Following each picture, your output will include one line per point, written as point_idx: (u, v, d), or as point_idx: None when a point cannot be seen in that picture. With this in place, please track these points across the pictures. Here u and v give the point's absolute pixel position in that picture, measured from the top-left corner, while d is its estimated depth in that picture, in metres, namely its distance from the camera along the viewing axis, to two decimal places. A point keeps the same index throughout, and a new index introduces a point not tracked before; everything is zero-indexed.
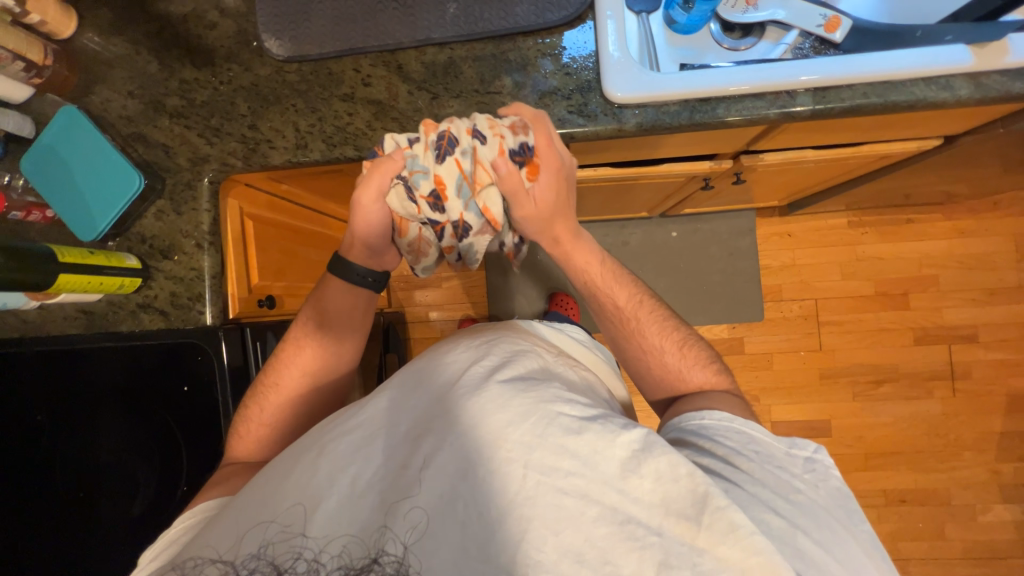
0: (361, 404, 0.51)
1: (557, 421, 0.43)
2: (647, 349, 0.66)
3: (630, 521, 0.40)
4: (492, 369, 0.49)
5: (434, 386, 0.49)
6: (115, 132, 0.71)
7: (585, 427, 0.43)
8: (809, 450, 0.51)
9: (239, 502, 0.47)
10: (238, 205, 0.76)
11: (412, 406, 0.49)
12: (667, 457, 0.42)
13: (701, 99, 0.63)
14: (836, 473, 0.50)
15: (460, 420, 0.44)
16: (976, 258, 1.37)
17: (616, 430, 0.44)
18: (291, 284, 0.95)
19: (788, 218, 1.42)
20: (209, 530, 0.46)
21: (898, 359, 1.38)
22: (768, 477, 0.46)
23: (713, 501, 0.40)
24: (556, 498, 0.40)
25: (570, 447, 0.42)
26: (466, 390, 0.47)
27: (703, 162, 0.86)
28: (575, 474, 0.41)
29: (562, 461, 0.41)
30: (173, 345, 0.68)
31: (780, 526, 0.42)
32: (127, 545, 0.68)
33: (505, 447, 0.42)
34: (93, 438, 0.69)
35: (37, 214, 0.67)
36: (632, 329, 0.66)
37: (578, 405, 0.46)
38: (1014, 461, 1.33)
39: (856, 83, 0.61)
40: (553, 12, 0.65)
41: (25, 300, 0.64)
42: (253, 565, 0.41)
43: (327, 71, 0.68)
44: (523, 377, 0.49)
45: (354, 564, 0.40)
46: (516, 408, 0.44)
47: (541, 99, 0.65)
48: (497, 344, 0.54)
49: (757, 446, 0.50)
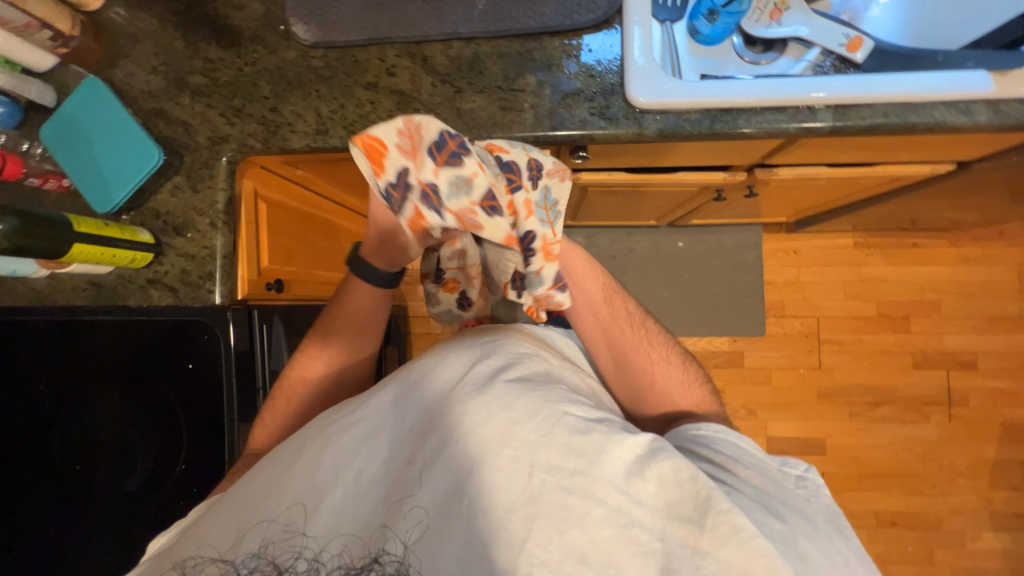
0: (365, 395, 0.50)
1: (563, 421, 0.44)
2: (653, 360, 0.66)
3: (634, 524, 0.40)
4: (498, 369, 0.49)
5: (437, 382, 0.49)
6: (136, 106, 0.71)
7: (592, 428, 0.44)
8: (800, 469, 0.51)
9: (239, 493, 0.47)
10: (253, 186, 0.76)
11: (415, 401, 0.48)
12: (671, 462, 0.43)
13: (721, 109, 0.63)
14: (826, 491, 0.50)
15: (466, 417, 0.44)
16: (979, 286, 1.38)
17: (621, 433, 0.44)
18: (301, 271, 0.96)
19: (794, 235, 1.43)
20: (206, 526, 0.45)
21: (897, 382, 1.38)
22: (765, 485, 0.47)
23: (716, 504, 0.40)
24: (561, 497, 0.40)
25: (575, 447, 0.42)
26: (471, 388, 0.47)
27: (718, 172, 0.86)
28: (580, 474, 0.41)
29: (567, 461, 0.41)
30: (179, 322, 0.68)
31: (781, 530, 0.42)
32: (119, 518, 0.68)
33: (511, 446, 0.42)
34: (91, 411, 0.69)
35: (53, 182, 0.66)
36: (641, 338, 0.67)
37: (584, 406, 0.47)
38: (1006, 490, 1.33)
39: (877, 102, 0.61)
40: (581, 14, 0.66)
41: (35, 269, 0.64)
42: (253, 564, 0.41)
43: (353, 59, 0.68)
44: (528, 378, 0.49)
45: (355, 564, 0.41)
46: (522, 407, 0.44)
47: (564, 99, 0.65)
48: (502, 344, 0.54)
49: (752, 457, 0.51)
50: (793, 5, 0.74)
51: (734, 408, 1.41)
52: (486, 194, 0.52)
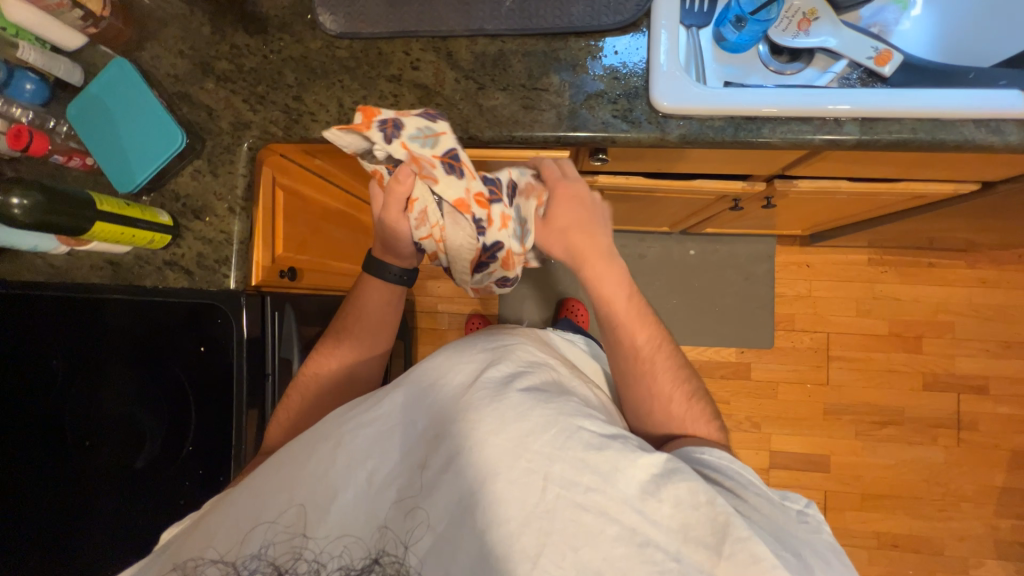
0: (377, 396, 0.50)
1: (578, 435, 0.43)
2: (656, 390, 0.63)
3: (649, 543, 0.39)
4: (510, 377, 0.49)
5: (450, 387, 0.49)
6: (161, 89, 0.71)
7: (606, 444, 0.43)
8: (801, 505, 0.50)
9: (246, 489, 0.47)
10: (271, 174, 0.76)
11: (427, 406, 0.48)
12: (687, 485, 0.42)
13: (746, 117, 0.62)
14: (827, 529, 0.49)
15: (479, 425, 0.43)
16: (995, 309, 1.36)
17: (636, 451, 0.44)
18: (314, 261, 0.96)
19: (808, 249, 1.41)
20: (208, 525, 0.45)
21: (905, 402, 1.36)
22: (775, 514, 0.47)
23: (735, 532, 0.40)
24: (574, 513, 0.40)
25: (590, 462, 0.42)
26: (485, 395, 0.46)
27: (737, 181, 0.85)
28: (593, 490, 0.41)
29: (581, 476, 0.41)
30: (193, 305, 0.69)
31: (798, 564, 0.41)
32: (124, 496, 0.68)
33: (526, 457, 0.42)
34: (103, 388, 0.69)
35: (77, 160, 0.67)
36: (646, 369, 0.63)
37: (598, 420, 0.46)
38: (1012, 518, 1.31)
39: (906, 117, 0.61)
40: (608, 16, 0.65)
41: (55, 245, 0.65)
42: (254, 565, 0.42)
43: (378, 51, 0.69)
44: (541, 389, 0.49)
45: (355, 565, 0.42)
46: (537, 419, 0.44)
47: (586, 100, 0.65)
48: (515, 351, 0.54)
49: (757, 485, 0.50)
50: (822, 15, 0.74)
51: (738, 420, 1.39)
52: (450, 154, 0.56)
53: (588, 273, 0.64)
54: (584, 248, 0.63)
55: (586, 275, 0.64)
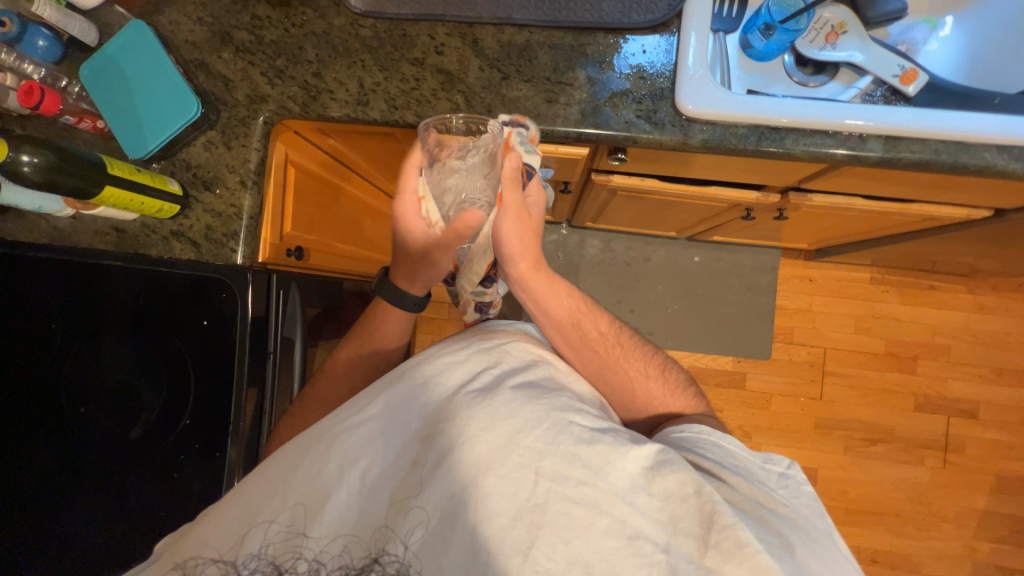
0: (369, 392, 0.48)
1: (568, 429, 0.43)
2: (632, 376, 0.64)
3: (639, 537, 0.39)
4: (502, 375, 0.49)
5: (442, 382, 0.48)
6: (178, 56, 0.70)
7: (597, 438, 0.43)
8: (783, 466, 0.51)
9: (241, 488, 0.45)
10: (284, 150, 0.75)
11: (421, 400, 0.47)
12: (676, 476, 0.42)
13: (770, 127, 0.62)
14: (810, 488, 0.50)
15: (471, 423, 0.43)
16: (991, 336, 1.38)
17: (627, 443, 0.44)
18: (322, 241, 0.95)
19: (812, 263, 1.42)
20: (204, 526, 0.44)
21: (897, 422, 1.37)
22: (756, 491, 0.47)
23: (721, 519, 0.40)
24: (566, 507, 0.39)
25: (581, 456, 0.42)
26: (476, 393, 0.45)
27: (752, 191, 0.85)
28: (585, 484, 0.40)
29: (573, 470, 0.41)
30: (201, 279, 0.68)
31: (780, 545, 0.41)
32: (110, 467, 0.67)
33: (518, 451, 0.41)
34: (97, 355, 0.68)
35: (88, 122, 0.65)
36: (616, 356, 0.64)
37: (589, 415, 0.46)
38: (990, 541, 1.33)
39: (929, 138, 0.60)
40: (639, 14, 0.65)
41: (61, 207, 0.63)
42: (254, 565, 0.40)
43: (402, 32, 0.68)
44: (535, 384, 0.49)
45: (355, 564, 0.40)
46: (528, 414, 0.43)
47: (611, 98, 0.64)
48: (508, 348, 0.54)
49: (734, 460, 0.50)
50: (850, 30, 0.74)
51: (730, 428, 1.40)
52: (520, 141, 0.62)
53: (528, 283, 0.68)
54: (529, 254, 0.67)
55: (538, 284, 0.68)
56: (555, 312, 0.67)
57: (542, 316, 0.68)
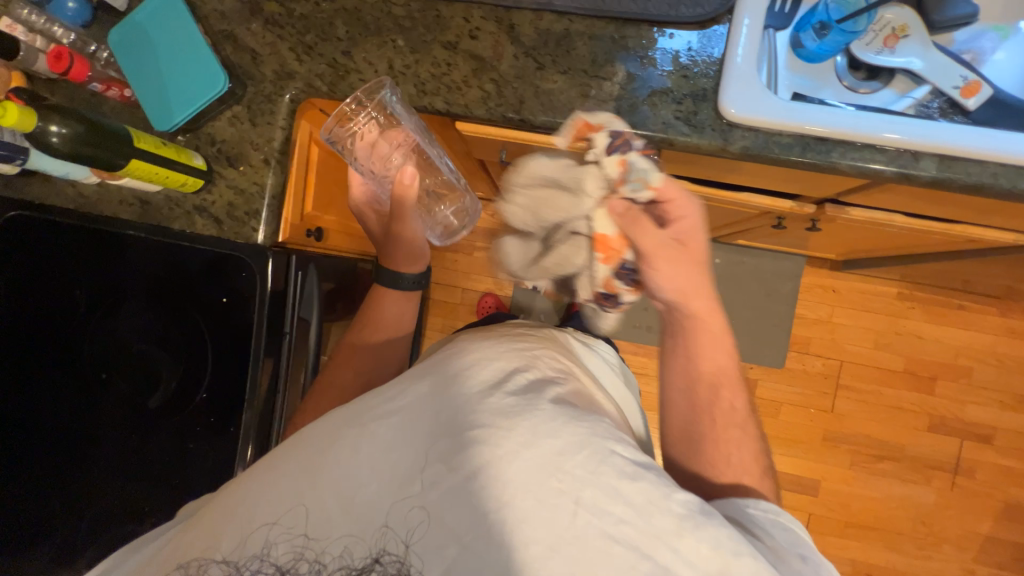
0: (400, 387, 0.48)
1: (611, 460, 0.42)
2: (733, 461, 0.57)
3: None
4: (540, 386, 0.47)
5: (474, 388, 0.46)
6: (207, 26, 0.68)
7: (641, 475, 0.42)
8: None
9: (262, 470, 0.46)
10: (309, 128, 0.74)
11: (454, 402, 0.45)
12: (728, 530, 0.41)
13: (818, 138, 0.59)
14: None
15: (510, 438, 0.42)
16: (1017, 362, 1.34)
17: (671, 486, 0.42)
18: (341, 222, 0.94)
19: (836, 273, 1.38)
20: (212, 520, 0.44)
21: (907, 440, 1.35)
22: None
23: None
24: (605, 544, 0.39)
25: (623, 492, 0.41)
26: (516, 405, 0.44)
27: (785, 200, 0.82)
28: (625, 522, 0.40)
29: (614, 506, 0.40)
30: (220, 257, 0.68)
31: None
32: (123, 430, 0.69)
33: (557, 476, 0.41)
34: (118, 322, 0.69)
35: (115, 90, 0.65)
36: (731, 438, 0.59)
37: (631, 446, 0.45)
38: (990, 566, 1.32)
39: (988, 161, 0.57)
40: (688, 7, 0.61)
41: (87, 174, 0.63)
42: (255, 567, 0.40)
43: (436, 13, 0.65)
44: (572, 403, 0.47)
45: (355, 564, 0.40)
46: (568, 437, 0.42)
47: (650, 97, 0.61)
48: (541, 358, 0.52)
49: (806, 549, 0.46)
50: (912, 33, 0.70)
51: None
52: (645, 171, 0.59)
53: (694, 322, 0.63)
54: (699, 295, 0.62)
55: (698, 329, 0.63)
56: (701, 362, 0.63)
57: (687, 356, 0.64)
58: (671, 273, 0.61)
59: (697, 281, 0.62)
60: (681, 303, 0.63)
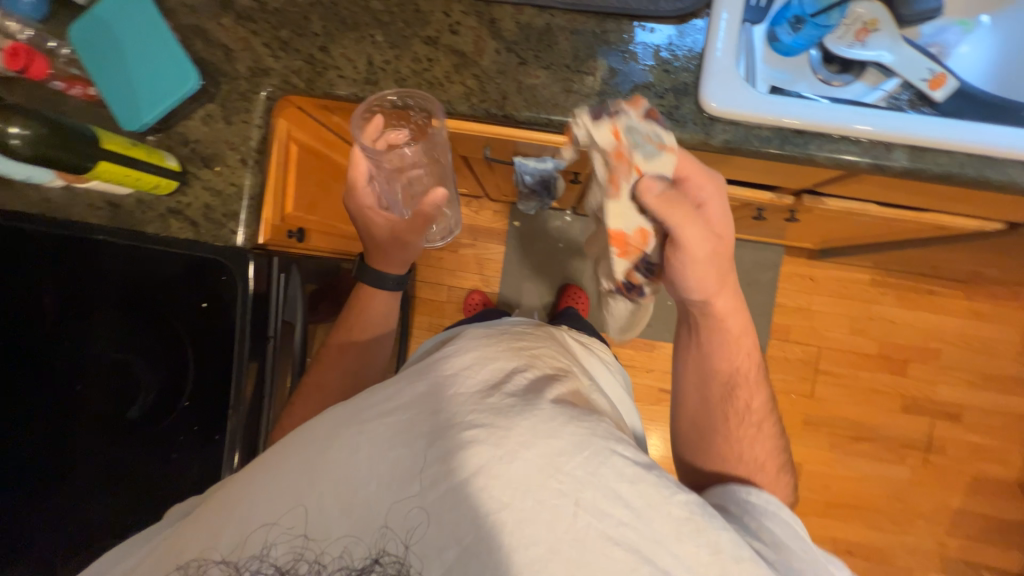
0: (400, 384, 0.47)
1: (612, 461, 0.42)
2: (745, 457, 0.61)
3: None
4: (542, 387, 0.47)
5: (475, 387, 0.46)
6: (176, 21, 0.66)
7: (642, 477, 0.42)
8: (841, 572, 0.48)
9: (262, 467, 0.45)
10: (287, 126, 0.72)
11: (456, 401, 0.45)
12: (728, 534, 0.42)
13: (796, 131, 0.60)
14: None
15: (512, 439, 0.42)
16: (983, 342, 1.40)
17: (672, 487, 0.43)
18: (323, 222, 0.92)
19: (814, 262, 1.42)
20: (208, 521, 0.43)
21: (882, 421, 1.41)
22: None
23: None
24: (605, 546, 0.39)
25: (624, 495, 0.41)
26: (518, 405, 0.44)
27: (766, 192, 0.83)
28: (625, 525, 0.40)
29: (614, 508, 0.40)
30: (198, 261, 0.66)
31: None
32: (101, 442, 0.66)
33: (558, 477, 0.41)
34: (93, 331, 0.67)
35: (79, 88, 0.63)
36: (746, 436, 0.62)
37: (632, 447, 0.45)
38: (962, 538, 1.38)
39: (955, 150, 0.59)
40: (666, 1, 0.61)
41: (51, 178, 0.60)
42: (256, 567, 0.41)
43: (415, 8, 0.64)
44: (573, 403, 0.47)
45: (355, 564, 0.41)
46: (569, 437, 0.43)
47: (633, 91, 0.61)
48: (539, 357, 0.53)
49: (803, 542, 0.49)
50: (881, 28, 0.72)
51: None
52: (653, 133, 0.54)
53: (717, 326, 0.64)
54: (727, 294, 0.62)
55: (717, 333, 0.64)
56: (719, 362, 0.65)
57: (704, 357, 0.66)
58: (706, 273, 0.58)
59: (725, 278, 0.60)
60: (708, 302, 0.62)
